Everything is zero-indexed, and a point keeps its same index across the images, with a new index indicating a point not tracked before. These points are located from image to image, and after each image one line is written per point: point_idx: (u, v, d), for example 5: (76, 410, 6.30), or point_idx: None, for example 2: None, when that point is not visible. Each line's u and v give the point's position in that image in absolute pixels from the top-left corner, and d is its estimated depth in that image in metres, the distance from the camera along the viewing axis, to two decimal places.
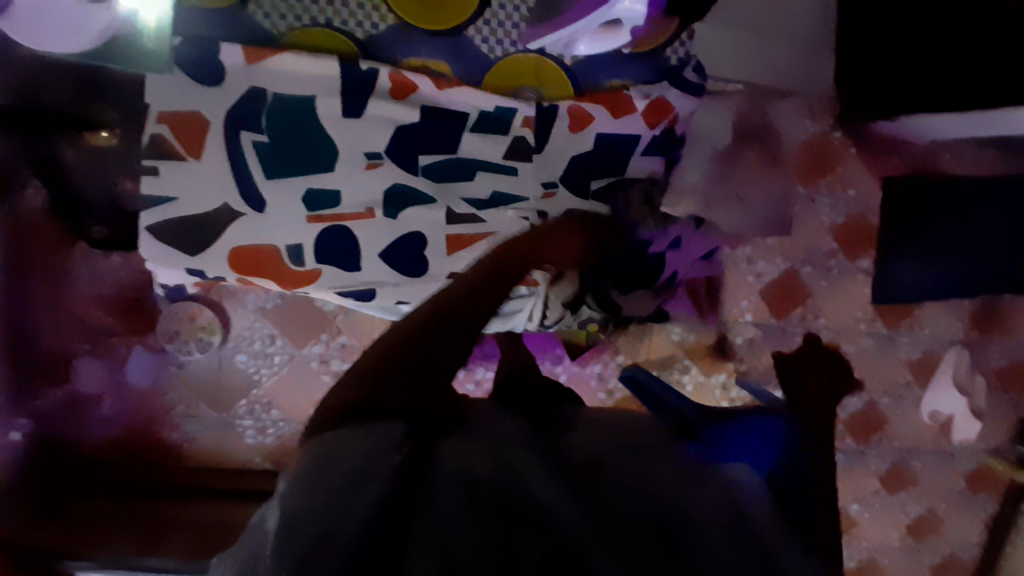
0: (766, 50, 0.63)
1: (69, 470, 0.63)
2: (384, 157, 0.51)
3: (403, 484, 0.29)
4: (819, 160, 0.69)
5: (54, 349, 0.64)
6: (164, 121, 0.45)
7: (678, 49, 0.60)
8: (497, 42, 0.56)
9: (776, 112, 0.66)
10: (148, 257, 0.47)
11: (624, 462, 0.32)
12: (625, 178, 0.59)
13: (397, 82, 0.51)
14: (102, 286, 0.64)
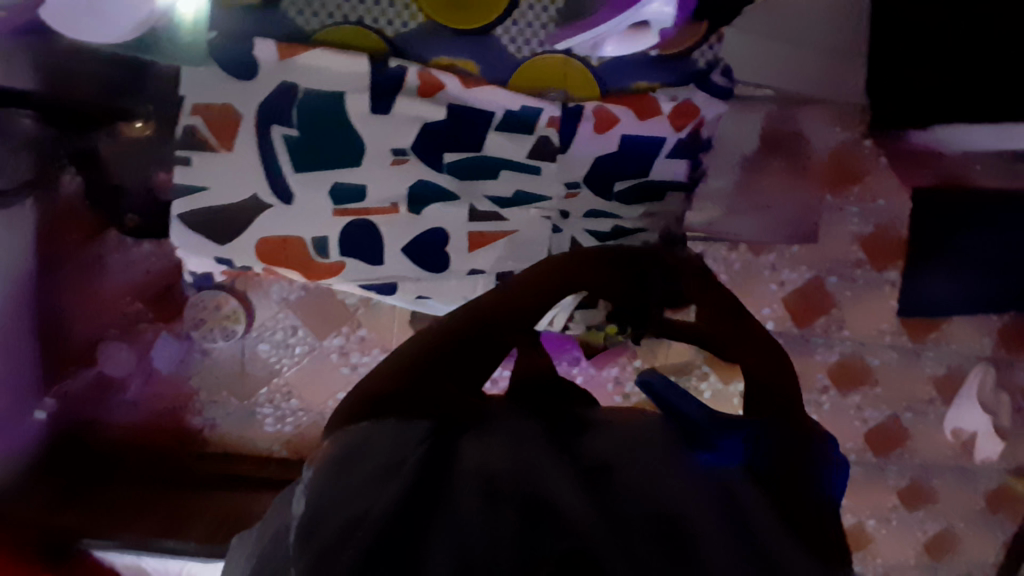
0: (798, 57, 0.61)
1: (94, 459, 0.66)
2: (410, 154, 0.50)
3: (419, 479, 0.30)
4: (847, 171, 0.68)
5: (85, 333, 0.66)
6: (198, 114, 0.45)
7: (705, 52, 0.54)
8: (525, 42, 0.49)
9: (805, 116, 0.65)
10: (182, 245, 0.49)
11: (628, 464, 0.32)
12: (650, 180, 0.57)
13: (425, 81, 0.48)
14: (131, 273, 0.66)
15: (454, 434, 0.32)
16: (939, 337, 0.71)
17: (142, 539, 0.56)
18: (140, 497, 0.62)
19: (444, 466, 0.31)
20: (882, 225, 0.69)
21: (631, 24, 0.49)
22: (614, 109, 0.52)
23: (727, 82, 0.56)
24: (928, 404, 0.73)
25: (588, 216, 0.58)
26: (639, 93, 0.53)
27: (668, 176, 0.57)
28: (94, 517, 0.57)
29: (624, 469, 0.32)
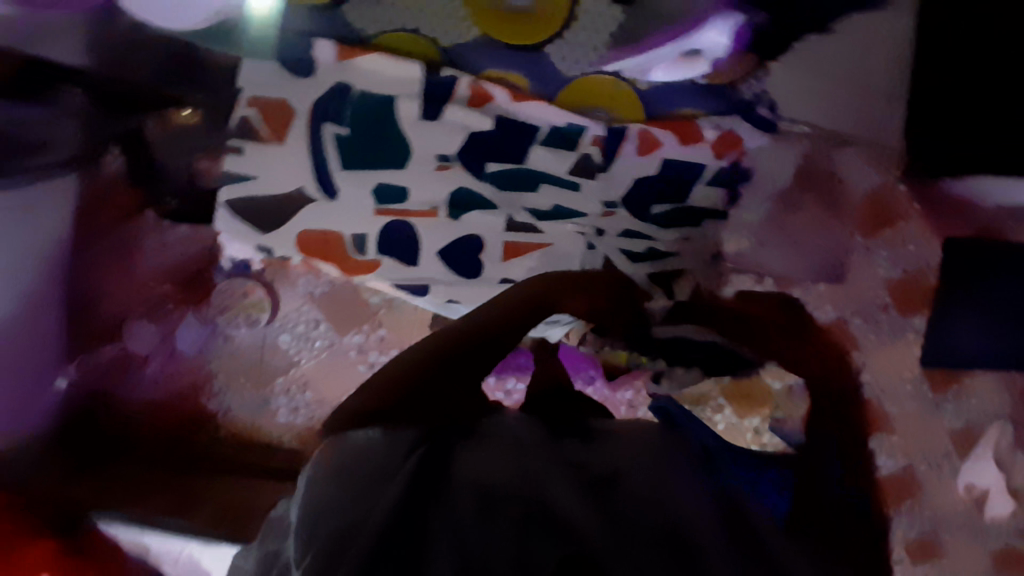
0: (837, 94, 0.59)
1: (100, 438, 0.65)
2: (452, 159, 0.61)
3: (441, 483, 0.40)
4: (881, 213, 0.61)
5: (111, 313, 0.66)
6: (253, 106, 0.57)
7: (753, 86, 0.58)
8: (576, 63, 0.56)
9: (840, 157, 0.62)
10: (225, 230, 0.65)
11: (636, 474, 0.40)
12: (688, 206, 0.66)
13: (475, 92, 0.56)
14: (166, 258, 0.66)
15: (467, 449, 0.42)
16: (960, 392, 0.60)
17: (150, 515, 0.61)
18: (151, 475, 0.65)
19: (455, 475, 0.40)
20: (913, 274, 0.60)
21: (682, 53, 0.56)
22: (657, 132, 0.59)
23: (774, 115, 0.60)
24: (941, 460, 0.61)
25: (623, 234, 0.68)
26: (684, 118, 0.59)
27: (701, 205, 0.66)
28: (103, 489, 0.62)
29: (627, 479, 0.40)
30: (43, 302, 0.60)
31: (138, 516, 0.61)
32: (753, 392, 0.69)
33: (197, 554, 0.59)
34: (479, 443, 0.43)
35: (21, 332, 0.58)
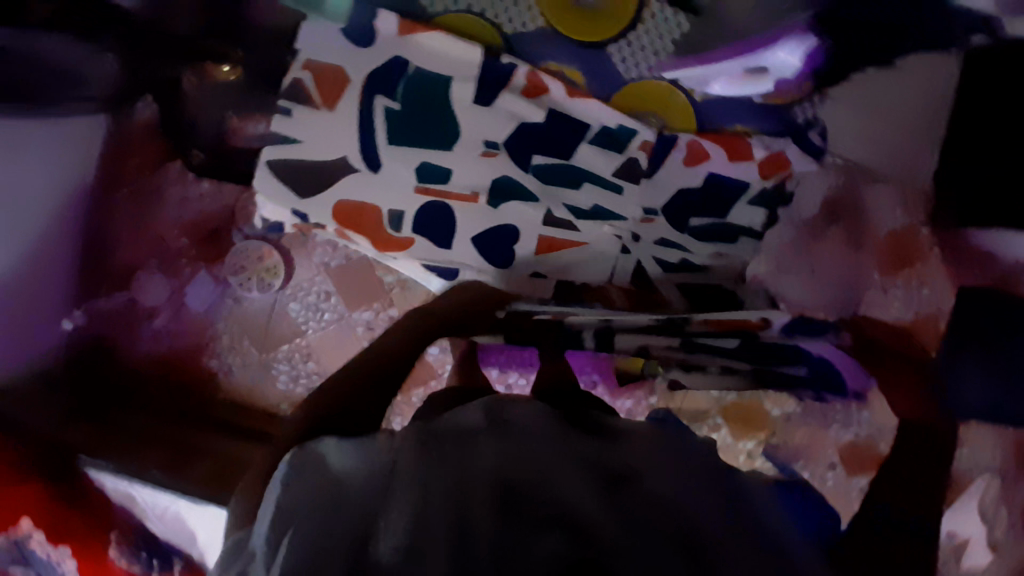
0: (881, 127, 0.58)
1: (106, 383, 0.66)
2: (501, 148, 0.59)
3: (451, 463, 0.38)
4: (901, 252, 0.55)
5: (126, 261, 0.66)
6: (308, 69, 0.56)
7: (807, 109, 0.61)
8: (634, 65, 0.60)
9: (869, 193, 0.59)
10: (262, 188, 0.61)
11: (652, 474, 0.39)
12: (728, 222, 0.65)
13: (531, 83, 0.57)
14: (187, 210, 0.66)
15: (480, 435, 0.41)
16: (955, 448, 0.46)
17: (142, 469, 0.60)
18: (161, 430, 0.65)
19: (468, 458, 0.39)
20: (926, 315, 0.51)
21: (744, 70, 0.59)
22: (705, 145, 0.62)
23: (821, 146, 0.62)
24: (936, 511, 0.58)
25: (658, 243, 0.65)
26: (735, 134, 0.62)
27: (743, 222, 0.65)
28: (103, 439, 0.62)
29: (646, 480, 0.38)
30: (60, 242, 0.60)
31: (129, 470, 0.60)
32: (752, 415, 0.63)
33: (183, 512, 0.60)
34: (496, 431, 0.41)
35: (32, 269, 0.57)
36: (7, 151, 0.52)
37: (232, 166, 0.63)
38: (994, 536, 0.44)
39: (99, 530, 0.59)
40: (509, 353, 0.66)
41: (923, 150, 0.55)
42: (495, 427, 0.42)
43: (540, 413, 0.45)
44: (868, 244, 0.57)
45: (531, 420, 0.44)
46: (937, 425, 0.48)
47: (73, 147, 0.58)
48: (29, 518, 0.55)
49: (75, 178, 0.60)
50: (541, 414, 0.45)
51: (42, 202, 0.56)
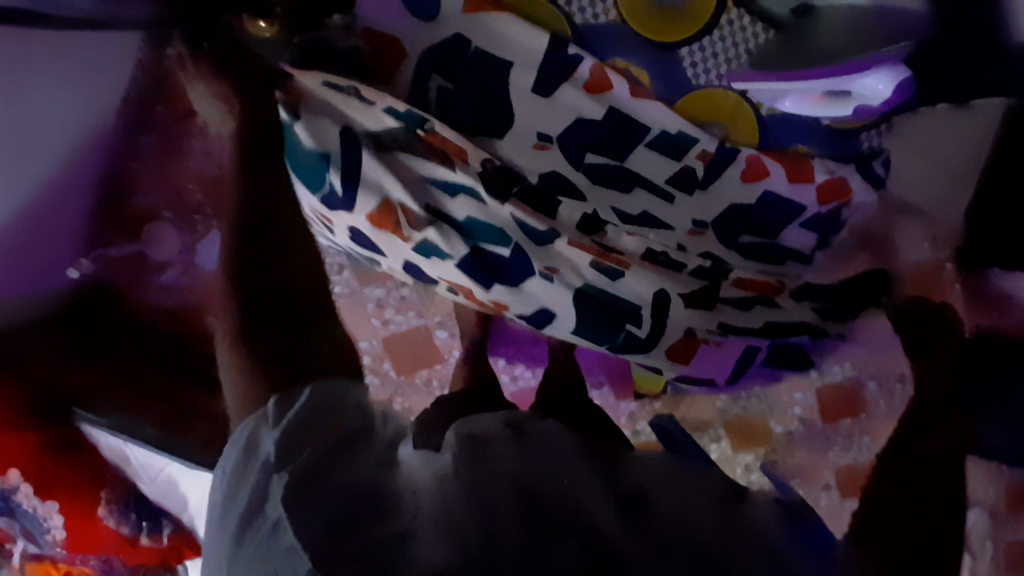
0: (919, 169, 0.63)
1: (104, 328, 0.62)
2: (553, 142, 0.58)
3: (475, 483, 0.36)
4: (927, 284, 0.62)
5: (142, 208, 0.64)
6: (364, 36, 0.57)
7: (872, 138, 0.64)
8: (705, 70, 0.62)
9: (898, 227, 0.64)
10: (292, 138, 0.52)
11: (664, 494, 0.39)
12: (778, 241, 0.63)
13: (595, 78, 0.58)
14: (208, 166, 0.63)
15: (501, 442, 0.39)
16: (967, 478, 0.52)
17: (130, 425, 0.60)
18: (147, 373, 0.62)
19: (489, 470, 0.37)
20: None
21: (822, 93, 0.62)
22: (765, 162, 0.62)
23: (881, 177, 0.64)
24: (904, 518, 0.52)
25: (702, 254, 0.60)
26: (798, 154, 0.63)
27: (791, 243, 0.63)
28: (96, 380, 0.60)
29: (658, 501, 0.39)
30: (72, 180, 0.59)
31: (124, 424, 0.60)
32: (754, 430, 0.64)
33: (176, 475, 0.59)
34: (521, 439, 0.40)
35: (33, 214, 0.58)
36: (15, 92, 0.52)
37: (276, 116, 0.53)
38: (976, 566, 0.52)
39: (89, 489, 0.59)
40: (519, 346, 0.68)
41: (958, 192, 0.61)
42: (514, 433, 0.40)
43: (547, 427, 0.42)
44: (895, 274, 0.63)
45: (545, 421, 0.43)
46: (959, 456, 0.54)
47: (96, 85, 0.57)
48: (17, 469, 0.56)
49: (87, 118, 0.58)
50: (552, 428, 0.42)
51: (53, 140, 0.56)
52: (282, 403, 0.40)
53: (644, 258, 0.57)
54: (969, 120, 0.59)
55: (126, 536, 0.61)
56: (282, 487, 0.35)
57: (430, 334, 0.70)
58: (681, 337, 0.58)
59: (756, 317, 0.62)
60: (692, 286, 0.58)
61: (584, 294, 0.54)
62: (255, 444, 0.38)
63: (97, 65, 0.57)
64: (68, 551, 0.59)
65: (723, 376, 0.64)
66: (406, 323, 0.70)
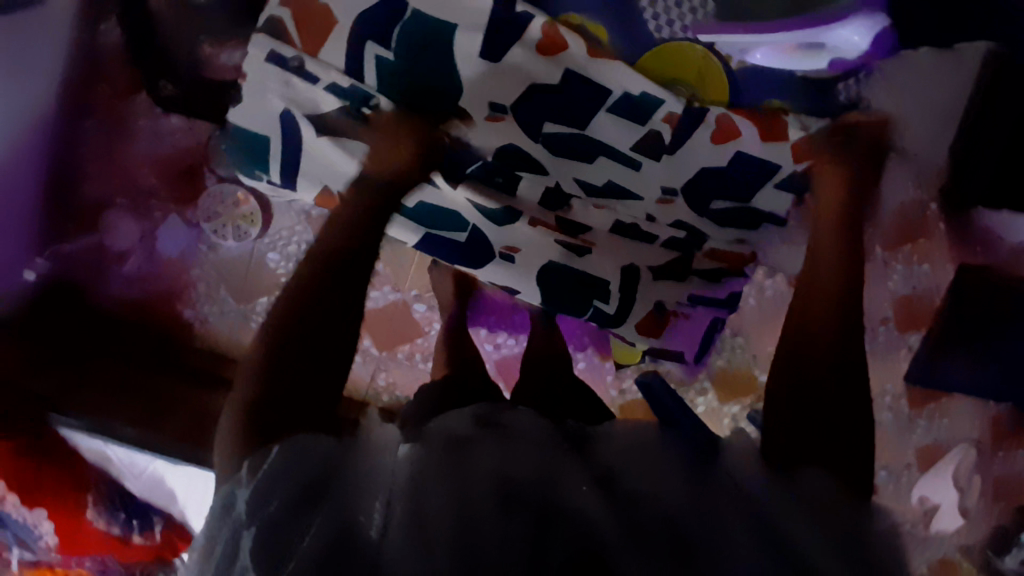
0: (907, 112, 0.57)
1: (75, 322, 0.62)
2: (507, 112, 0.54)
3: (451, 486, 0.37)
4: (908, 229, 0.62)
5: (91, 196, 0.62)
6: (287, 6, 0.50)
7: (850, 87, 0.57)
8: (667, 23, 0.55)
9: (885, 171, 0.59)
10: (237, 116, 0.57)
11: (629, 472, 0.40)
12: (750, 207, 0.59)
13: (547, 37, 0.50)
14: (156, 147, 0.63)
15: (478, 441, 0.39)
16: (936, 412, 0.61)
17: (111, 427, 0.60)
18: (113, 373, 0.62)
19: (466, 472, 0.37)
20: (920, 293, 0.62)
21: (795, 43, 0.55)
22: (737, 121, 0.55)
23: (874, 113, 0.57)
24: (903, 467, 0.57)
25: (673, 224, 0.61)
26: (769, 111, 0.56)
27: (767, 209, 0.59)
28: (71, 388, 0.60)
29: (627, 478, 0.40)
30: (10, 173, 0.56)
31: (102, 426, 0.60)
32: (739, 380, 0.66)
33: (162, 471, 0.60)
34: (493, 434, 0.40)
35: None
36: None
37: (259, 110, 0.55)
38: (968, 503, 0.56)
39: (75, 492, 0.58)
40: (499, 314, 0.68)
41: (941, 130, 0.58)
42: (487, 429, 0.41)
43: (530, 415, 0.44)
44: (880, 219, 0.62)
45: (523, 417, 0.43)
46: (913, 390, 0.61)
47: (33, 73, 0.55)
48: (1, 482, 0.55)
49: (28, 109, 0.55)
50: (531, 417, 0.44)
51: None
52: (253, 461, 0.38)
53: (613, 231, 0.62)
54: (950, 64, 0.56)
55: (117, 535, 0.59)
56: (253, 539, 0.35)
57: (408, 309, 0.68)
58: (651, 311, 0.65)
59: (723, 287, 0.65)
60: (660, 257, 0.64)
61: (550, 270, 0.63)
62: (229, 502, 0.38)
63: (32, 57, 0.54)
64: (63, 555, 0.57)
65: (689, 352, 0.67)
66: (383, 298, 0.67)
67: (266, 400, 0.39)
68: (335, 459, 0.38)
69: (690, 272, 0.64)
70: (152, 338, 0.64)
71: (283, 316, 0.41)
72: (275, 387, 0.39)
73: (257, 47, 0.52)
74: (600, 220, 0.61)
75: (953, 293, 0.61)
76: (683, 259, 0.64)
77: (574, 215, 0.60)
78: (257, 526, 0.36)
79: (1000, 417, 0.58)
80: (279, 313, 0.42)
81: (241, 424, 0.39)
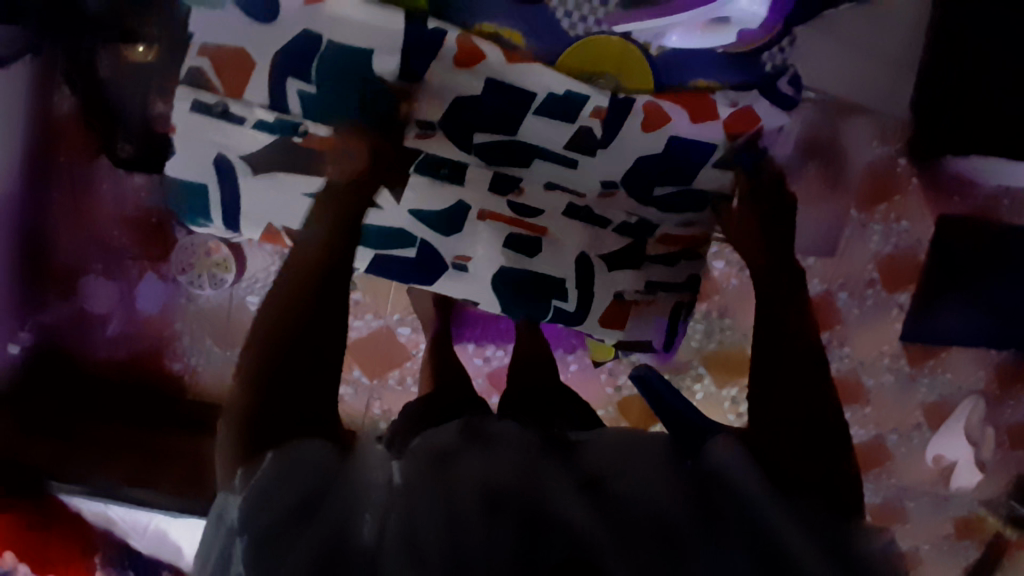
0: (863, 65, 0.55)
1: (67, 387, 0.64)
2: (436, 128, 0.53)
3: (436, 495, 0.34)
4: (881, 187, 0.62)
5: (68, 264, 0.64)
6: (205, 56, 0.49)
7: (775, 56, 0.53)
8: (580, 19, 0.51)
9: (846, 130, 0.59)
10: (172, 168, 0.56)
11: (623, 476, 0.37)
12: (692, 188, 0.57)
13: (460, 48, 0.49)
14: (123, 206, 0.63)
15: (464, 451, 0.37)
16: (936, 367, 0.63)
17: (114, 486, 0.60)
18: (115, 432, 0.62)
19: (451, 485, 0.35)
20: (900, 251, 0.62)
21: (706, 21, 0.51)
22: (666, 106, 0.53)
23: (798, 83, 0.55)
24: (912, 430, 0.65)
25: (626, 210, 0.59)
26: (701, 91, 0.53)
27: (710, 186, 0.57)
28: (67, 456, 0.59)
29: (614, 482, 0.37)
30: None
31: (100, 487, 0.59)
32: (733, 360, 0.68)
33: (163, 526, 0.59)
34: (477, 444, 0.37)
35: None
36: None
37: (195, 161, 0.55)
38: (984, 458, 0.63)
39: (83, 555, 0.58)
40: (484, 326, 0.68)
41: (903, 84, 0.56)
42: (472, 440, 0.38)
43: (511, 423, 0.41)
44: (846, 182, 0.62)
45: (512, 425, 0.40)
46: (908, 346, 0.63)
47: None
48: None
49: None
50: (515, 424, 0.41)
51: None
52: (247, 470, 0.36)
53: (566, 215, 0.60)
54: (891, 15, 0.53)
55: None
56: (243, 548, 0.34)
57: (393, 333, 0.68)
58: (610, 301, 0.63)
59: (682, 270, 0.63)
60: (613, 242, 0.61)
61: (503, 276, 0.61)
62: (222, 510, 0.36)
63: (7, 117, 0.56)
64: None
65: (660, 340, 0.66)
66: (366, 326, 0.67)
67: (273, 409, 0.37)
68: (328, 469, 0.36)
69: (645, 255, 0.62)
70: (147, 392, 0.66)
71: (281, 330, 0.39)
72: (283, 394, 0.37)
73: (181, 99, 0.51)
74: (549, 206, 0.59)
75: (936, 247, 0.61)
76: (639, 239, 0.61)
77: (522, 205, 0.59)
78: (247, 536, 0.34)
79: (1003, 366, 0.61)
80: (269, 327, 0.39)
81: (234, 437, 0.38)
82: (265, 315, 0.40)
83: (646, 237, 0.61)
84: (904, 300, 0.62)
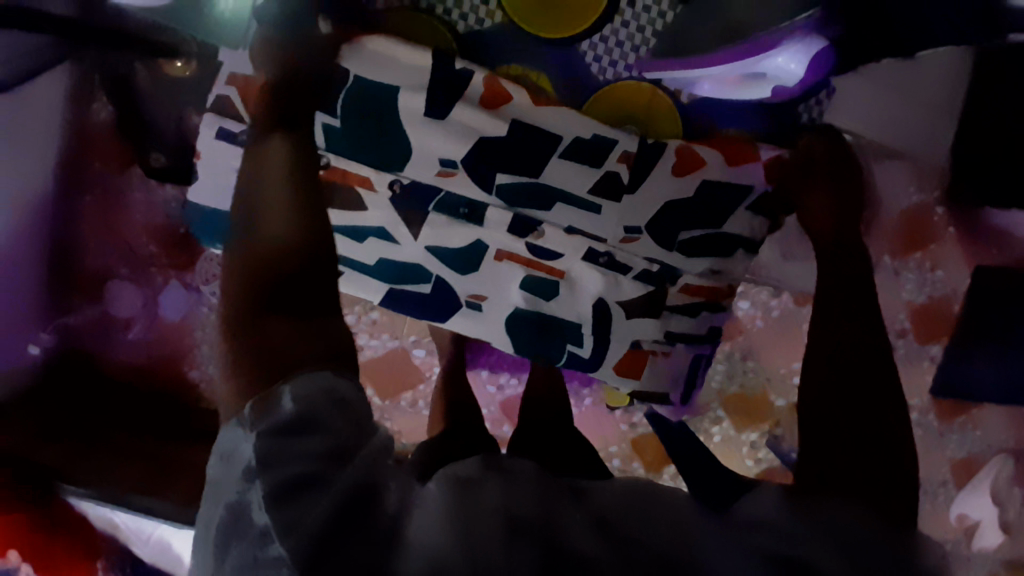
0: (896, 108, 0.55)
1: (82, 388, 0.64)
2: (458, 166, 0.55)
3: (455, 513, 0.30)
4: (913, 233, 0.60)
5: (94, 268, 0.65)
6: (232, 85, 0.53)
7: (812, 108, 0.56)
8: (610, 64, 0.53)
9: (882, 173, 0.58)
10: (194, 194, 0.59)
11: (646, 527, 0.32)
12: (720, 234, 0.58)
13: (488, 90, 0.52)
14: (153, 216, 0.64)
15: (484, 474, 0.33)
16: (967, 424, 0.58)
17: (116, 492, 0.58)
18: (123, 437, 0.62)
19: (467, 502, 0.30)
20: (937, 300, 0.60)
21: (738, 75, 0.53)
22: (697, 151, 0.55)
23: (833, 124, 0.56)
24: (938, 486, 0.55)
25: (647, 257, 0.59)
26: (728, 138, 0.56)
27: (738, 231, 0.58)
28: (76, 457, 0.59)
29: (632, 531, 0.32)
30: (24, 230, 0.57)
31: (105, 494, 0.58)
32: (754, 403, 0.65)
33: (169, 536, 0.58)
34: (496, 470, 0.33)
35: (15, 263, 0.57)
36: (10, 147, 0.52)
37: (215, 185, 0.58)
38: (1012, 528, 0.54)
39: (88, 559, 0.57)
40: (499, 355, 0.67)
41: (939, 128, 0.55)
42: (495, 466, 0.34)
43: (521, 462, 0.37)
44: (878, 224, 0.60)
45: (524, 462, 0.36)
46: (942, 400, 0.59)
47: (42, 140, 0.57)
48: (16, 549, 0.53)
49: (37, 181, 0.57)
50: (526, 462, 0.37)
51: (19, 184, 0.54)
52: (260, 399, 0.31)
53: (586, 261, 0.59)
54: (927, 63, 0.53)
55: None
56: (260, 494, 0.29)
57: (408, 355, 0.67)
58: (628, 350, 0.61)
59: (704, 321, 0.62)
60: (635, 287, 0.60)
61: (519, 318, 0.61)
62: (233, 448, 0.31)
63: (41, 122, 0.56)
64: None
65: (677, 393, 0.64)
66: (382, 346, 0.67)
67: (286, 338, 0.33)
68: (353, 410, 0.32)
69: (669, 305, 0.61)
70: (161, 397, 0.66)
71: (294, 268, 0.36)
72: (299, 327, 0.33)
73: (207, 125, 0.55)
74: (571, 251, 0.59)
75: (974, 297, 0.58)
76: (661, 287, 0.60)
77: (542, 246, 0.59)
78: (268, 482, 0.29)
79: None
80: (238, 320, 0.34)
81: (236, 369, 0.33)
82: (230, 310, 0.35)
83: (669, 285, 0.60)
84: (938, 351, 0.59)
